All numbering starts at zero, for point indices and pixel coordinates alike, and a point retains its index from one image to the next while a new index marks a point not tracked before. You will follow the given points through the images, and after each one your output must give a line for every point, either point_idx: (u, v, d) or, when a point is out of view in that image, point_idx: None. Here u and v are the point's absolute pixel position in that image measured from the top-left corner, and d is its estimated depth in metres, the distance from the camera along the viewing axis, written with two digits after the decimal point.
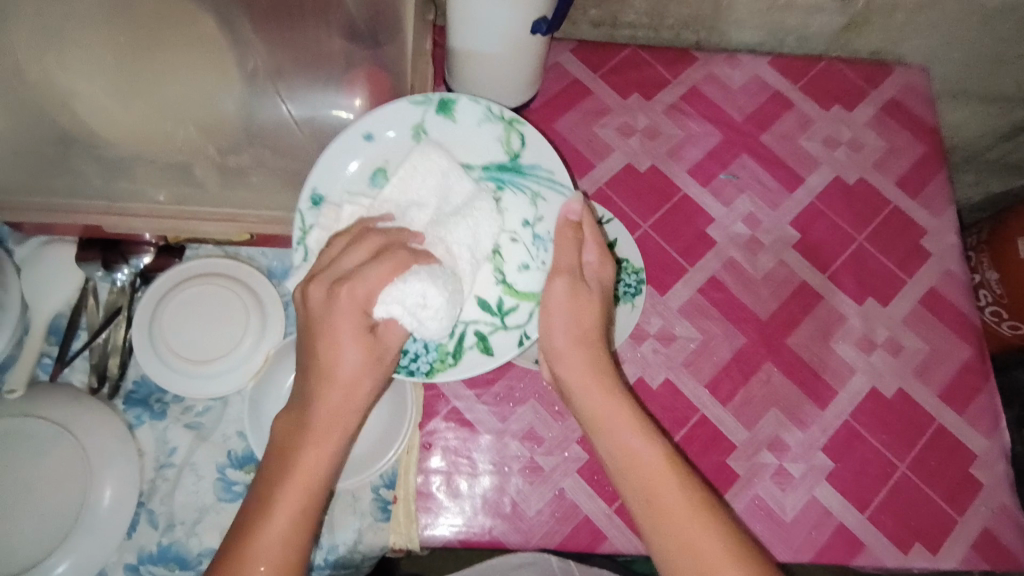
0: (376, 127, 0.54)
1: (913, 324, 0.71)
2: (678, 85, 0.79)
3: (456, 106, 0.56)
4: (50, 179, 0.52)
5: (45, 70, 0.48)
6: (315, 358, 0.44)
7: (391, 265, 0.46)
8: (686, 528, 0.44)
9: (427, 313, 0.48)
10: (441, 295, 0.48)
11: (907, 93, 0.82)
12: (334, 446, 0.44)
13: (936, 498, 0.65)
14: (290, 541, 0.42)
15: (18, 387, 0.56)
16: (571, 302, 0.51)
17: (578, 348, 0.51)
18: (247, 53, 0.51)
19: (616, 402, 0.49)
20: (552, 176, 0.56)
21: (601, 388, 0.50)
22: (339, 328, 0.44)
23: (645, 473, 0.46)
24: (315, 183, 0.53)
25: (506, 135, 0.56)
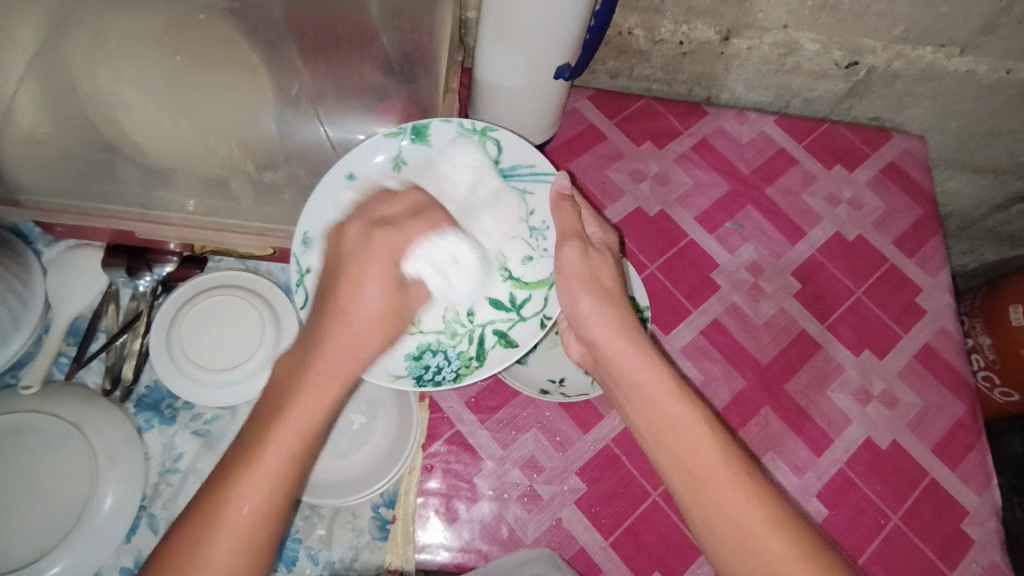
0: (356, 165, 0.56)
1: (908, 379, 0.73)
2: (689, 136, 0.83)
3: (429, 130, 0.58)
4: (91, 183, 0.54)
5: (99, 84, 0.51)
6: (336, 297, 0.47)
7: (425, 223, 0.51)
8: (727, 493, 0.44)
9: (456, 272, 0.54)
10: (471, 254, 0.55)
11: (905, 157, 0.86)
12: (332, 400, 0.43)
13: (928, 551, 0.65)
14: (266, 496, 0.38)
15: (34, 383, 0.56)
16: (588, 265, 0.56)
17: (606, 307, 0.53)
18: (292, 77, 0.56)
19: (649, 364, 0.50)
20: (533, 170, 0.60)
21: (633, 346, 0.51)
22: (366, 273, 0.48)
23: (681, 435, 0.47)
24: (305, 225, 0.54)
25: (481, 146, 0.59)
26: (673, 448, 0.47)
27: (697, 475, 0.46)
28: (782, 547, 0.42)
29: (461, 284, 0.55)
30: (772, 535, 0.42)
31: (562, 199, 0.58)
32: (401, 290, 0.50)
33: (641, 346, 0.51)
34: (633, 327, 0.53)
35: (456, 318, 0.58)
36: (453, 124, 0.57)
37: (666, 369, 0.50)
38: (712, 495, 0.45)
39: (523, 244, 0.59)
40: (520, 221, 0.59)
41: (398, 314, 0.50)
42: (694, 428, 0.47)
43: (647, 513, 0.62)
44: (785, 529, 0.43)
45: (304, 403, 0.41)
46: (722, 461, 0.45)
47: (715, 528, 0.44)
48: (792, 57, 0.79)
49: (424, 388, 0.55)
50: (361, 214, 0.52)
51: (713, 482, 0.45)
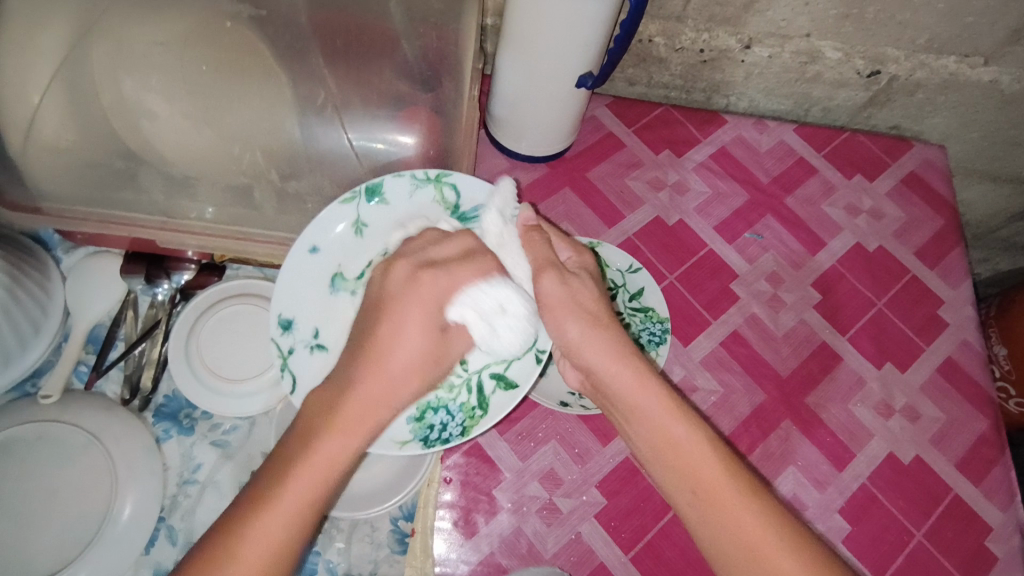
0: (317, 237, 0.53)
1: (929, 392, 0.73)
2: (708, 145, 0.82)
3: (384, 187, 0.55)
4: (111, 193, 0.54)
5: (123, 93, 0.51)
6: (374, 337, 0.46)
7: (476, 269, 0.49)
8: (735, 519, 0.44)
9: (505, 324, 0.49)
10: (521, 306, 0.50)
11: (925, 167, 0.86)
12: (360, 442, 0.42)
13: (951, 568, 0.64)
14: (293, 529, 0.39)
15: (54, 392, 0.56)
16: (569, 294, 0.53)
17: (597, 334, 0.52)
18: (318, 87, 0.55)
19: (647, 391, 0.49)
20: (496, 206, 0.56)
21: (633, 374, 0.50)
22: (410, 318, 0.47)
23: (685, 462, 0.46)
24: (280, 309, 0.52)
25: (438, 194, 0.56)
26: (676, 467, 0.47)
27: (712, 510, 0.45)
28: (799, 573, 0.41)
29: (511, 342, 0.50)
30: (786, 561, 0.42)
31: (531, 229, 0.55)
32: (443, 331, 0.48)
33: (638, 371, 0.50)
34: (629, 351, 0.51)
35: (449, 370, 0.53)
36: (406, 178, 0.54)
37: (664, 391, 0.49)
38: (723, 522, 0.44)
39: None
40: (496, 238, 0.54)
41: (441, 365, 0.48)
42: (700, 456, 0.46)
43: (667, 528, 0.61)
44: (803, 552, 0.42)
45: (320, 455, 0.41)
46: (730, 487, 0.45)
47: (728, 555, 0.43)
48: (814, 66, 0.79)
49: (432, 449, 0.51)
50: (408, 253, 0.50)
51: (725, 510, 0.44)
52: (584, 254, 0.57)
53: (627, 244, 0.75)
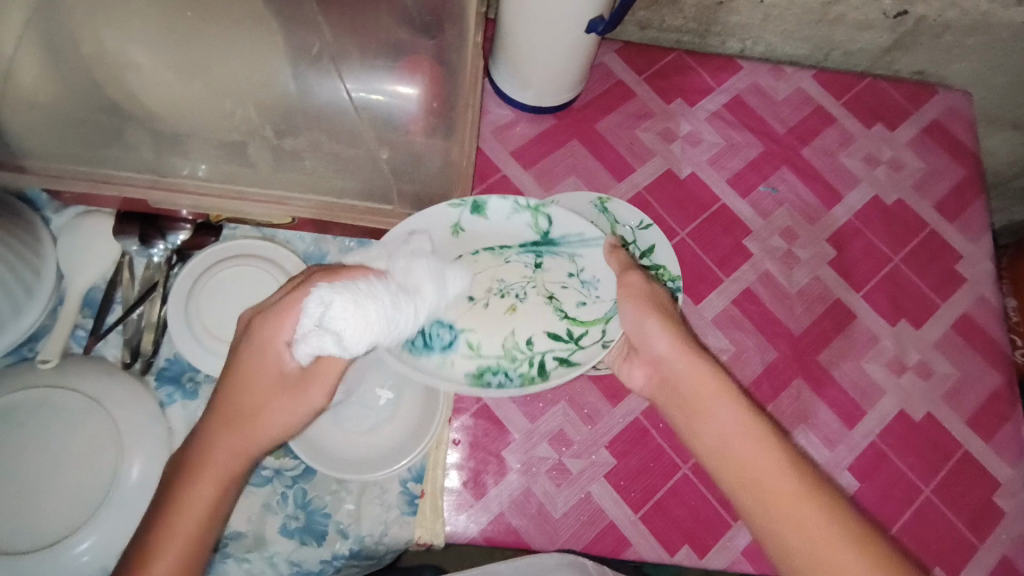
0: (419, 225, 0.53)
1: (943, 348, 0.71)
2: (722, 93, 0.78)
3: (488, 206, 0.56)
4: (99, 150, 0.51)
5: (103, 42, 0.47)
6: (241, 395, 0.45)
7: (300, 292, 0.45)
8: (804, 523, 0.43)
9: (343, 321, 0.43)
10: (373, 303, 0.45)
11: (949, 115, 0.82)
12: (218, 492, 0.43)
13: (959, 523, 0.65)
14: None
15: (52, 357, 0.55)
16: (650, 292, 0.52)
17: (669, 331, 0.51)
18: (312, 33, 0.52)
19: (710, 393, 0.49)
20: (582, 237, 0.56)
21: (700, 374, 0.50)
22: (251, 374, 0.45)
23: (739, 460, 0.46)
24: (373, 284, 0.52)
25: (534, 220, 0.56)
26: (735, 459, 0.46)
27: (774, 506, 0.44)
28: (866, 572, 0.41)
29: (357, 332, 0.44)
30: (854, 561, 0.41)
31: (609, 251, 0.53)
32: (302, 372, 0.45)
33: (694, 358, 0.50)
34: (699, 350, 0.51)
35: (515, 346, 0.53)
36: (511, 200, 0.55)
37: (726, 394, 0.48)
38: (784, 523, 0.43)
39: (576, 294, 0.55)
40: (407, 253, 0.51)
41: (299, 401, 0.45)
42: (756, 454, 0.46)
43: (676, 487, 0.61)
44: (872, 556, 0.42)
45: (201, 490, 0.42)
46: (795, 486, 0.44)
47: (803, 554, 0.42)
48: (836, 7, 0.74)
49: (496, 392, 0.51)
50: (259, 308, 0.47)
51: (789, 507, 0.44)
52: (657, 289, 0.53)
53: (637, 199, 0.73)
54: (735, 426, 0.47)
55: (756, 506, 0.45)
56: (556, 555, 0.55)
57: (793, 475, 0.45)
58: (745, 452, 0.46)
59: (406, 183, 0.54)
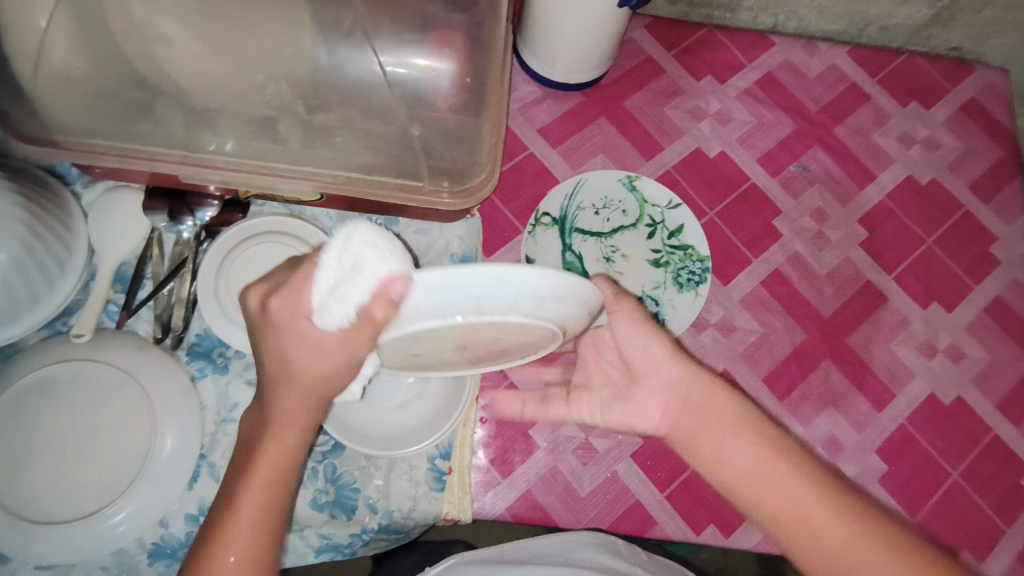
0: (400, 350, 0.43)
1: (975, 332, 0.70)
2: (753, 70, 0.77)
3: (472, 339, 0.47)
4: (129, 126, 0.51)
5: (133, 15, 0.47)
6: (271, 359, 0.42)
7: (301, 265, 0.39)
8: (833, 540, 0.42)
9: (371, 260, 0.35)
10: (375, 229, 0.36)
11: (986, 94, 0.80)
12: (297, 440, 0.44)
13: (986, 506, 0.64)
14: None
15: (86, 331, 0.55)
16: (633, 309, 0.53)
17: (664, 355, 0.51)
18: (344, 8, 0.51)
19: (724, 419, 0.47)
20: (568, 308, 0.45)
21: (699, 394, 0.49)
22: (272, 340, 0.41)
23: (763, 488, 0.44)
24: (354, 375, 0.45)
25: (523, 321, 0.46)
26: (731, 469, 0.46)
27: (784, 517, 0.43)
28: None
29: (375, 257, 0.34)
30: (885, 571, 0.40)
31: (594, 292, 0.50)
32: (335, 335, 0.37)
33: (700, 384, 0.49)
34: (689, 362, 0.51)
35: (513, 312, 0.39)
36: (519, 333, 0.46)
37: (739, 414, 0.47)
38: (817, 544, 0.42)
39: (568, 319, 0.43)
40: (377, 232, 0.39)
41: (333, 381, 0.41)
42: (780, 476, 0.44)
43: None
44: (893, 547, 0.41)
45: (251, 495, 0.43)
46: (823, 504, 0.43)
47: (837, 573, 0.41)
48: None
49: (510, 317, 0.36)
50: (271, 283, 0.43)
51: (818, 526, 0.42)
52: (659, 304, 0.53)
53: (666, 177, 0.71)
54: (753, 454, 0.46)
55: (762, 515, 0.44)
56: (587, 534, 0.55)
57: (820, 494, 0.43)
58: (769, 475, 0.45)
59: (436, 160, 0.53)
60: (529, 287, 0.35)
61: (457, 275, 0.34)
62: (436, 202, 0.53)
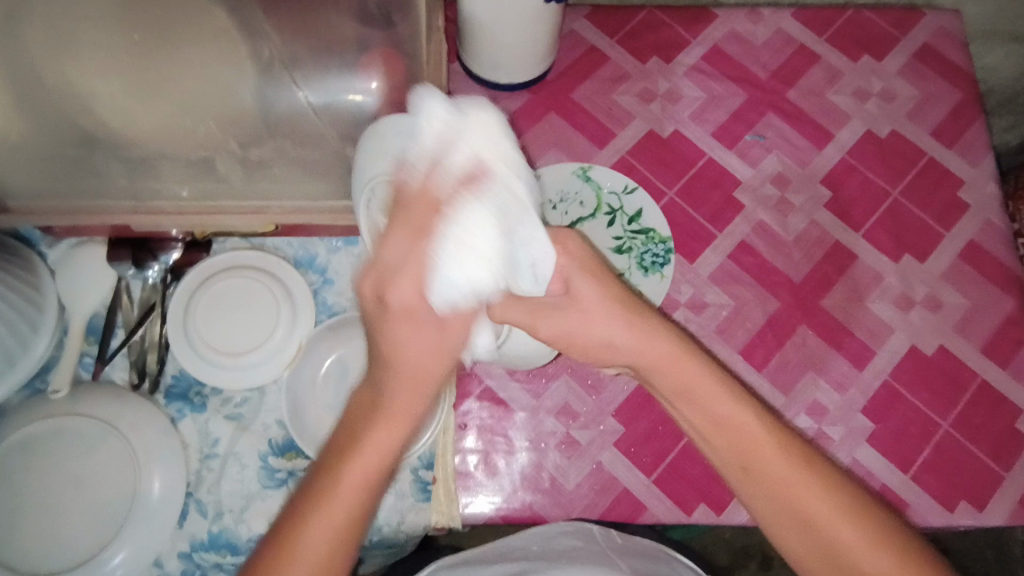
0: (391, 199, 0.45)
1: (953, 279, 0.70)
2: (699, 46, 0.76)
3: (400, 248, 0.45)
4: (76, 181, 0.53)
5: (65, 73, 0.48)
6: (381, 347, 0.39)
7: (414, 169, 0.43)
8: (797, 492, 0.43)
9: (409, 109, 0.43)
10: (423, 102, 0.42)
11: (940, 37, 0.79)
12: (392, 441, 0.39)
13: (980, 454, 0.63)
14: None
15: (62, 387, 0.56)
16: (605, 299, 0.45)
17: (646, 335, 0.45)
18: (260, 41, 0.51)
19: (695, 368, 0.45)
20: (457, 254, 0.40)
21: (690, 368, 0.45)
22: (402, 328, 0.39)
23: (785, 509, 0.44)
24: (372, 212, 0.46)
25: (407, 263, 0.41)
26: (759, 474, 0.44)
27: (812, 535, 0.43)
28: (852, 536, 0.42)
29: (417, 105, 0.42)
30: (837, 516, 0.43)
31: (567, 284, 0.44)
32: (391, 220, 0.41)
33: (645, 324, 0.45)
34: (698, 353, 0.46)
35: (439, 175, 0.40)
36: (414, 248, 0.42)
37: (704, 367, 0.46)
38: (764, 492, 0.44)
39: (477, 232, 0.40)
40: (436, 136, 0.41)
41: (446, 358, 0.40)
42: (751, 431, 0.44)
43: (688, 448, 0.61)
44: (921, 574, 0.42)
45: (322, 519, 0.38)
46: (790, 462, 0.44)
47: (791, 533, 0.44)
48: None
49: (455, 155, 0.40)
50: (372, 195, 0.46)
51: (769, 470, 0.44)
52: (569, 245, 0.45)
53: (622, 164, 0.71)
54: (726, 410, 0.45)
55: (777, 523, 0.44)
56: (562, 524, 0.56)
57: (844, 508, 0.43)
58: (741, 430, 0.45)
59: None
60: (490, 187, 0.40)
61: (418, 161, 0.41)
62: None
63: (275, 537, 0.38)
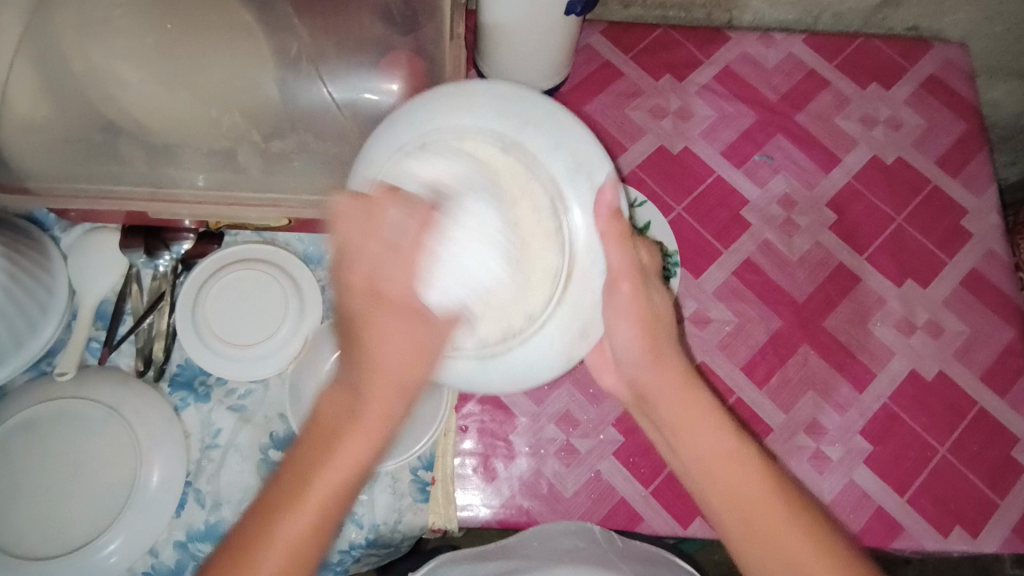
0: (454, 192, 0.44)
1: (953, 306, 0.70)
2: (711, 66, 0.78)
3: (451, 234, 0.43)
4: (94, 166, 0.52)
5: (92, 60, 0.50)
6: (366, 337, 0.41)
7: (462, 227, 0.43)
8: (788, 543, 0.42)
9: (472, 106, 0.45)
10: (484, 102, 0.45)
11: (946, 69, 0.80)
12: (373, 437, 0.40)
13: (977, 481, 0.64)
14: None
15: (69, 369, 0.57)
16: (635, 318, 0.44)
17: (664, 358, 0.46)
18: (288, 37, 0.53)
19: (713, 434, 0.45)
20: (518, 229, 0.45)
21: (690, 398, 0.46)
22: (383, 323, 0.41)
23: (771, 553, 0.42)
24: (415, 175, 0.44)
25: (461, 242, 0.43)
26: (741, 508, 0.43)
27: None
28: None
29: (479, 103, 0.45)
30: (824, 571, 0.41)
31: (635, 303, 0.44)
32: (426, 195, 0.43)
33: (666, 361, 0.46)
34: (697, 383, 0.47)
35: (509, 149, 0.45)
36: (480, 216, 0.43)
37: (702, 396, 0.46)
38: (755, 538, 0.43)
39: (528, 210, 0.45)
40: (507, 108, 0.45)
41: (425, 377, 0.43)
42: (750, 478, 0.44)
43: None
44: None
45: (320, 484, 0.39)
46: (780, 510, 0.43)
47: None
48: None
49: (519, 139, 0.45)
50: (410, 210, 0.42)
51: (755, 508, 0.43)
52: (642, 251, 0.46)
53: (631, 177, 0.73)
54: (719, 441, 0.45)
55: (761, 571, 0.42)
56: (564, 521, 0.59)
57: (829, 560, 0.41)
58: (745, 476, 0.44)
59: None
60: (566, 146, 0.45)
61: (494, 115, 0.45)
62: None
63: (261, 505, 0.39)
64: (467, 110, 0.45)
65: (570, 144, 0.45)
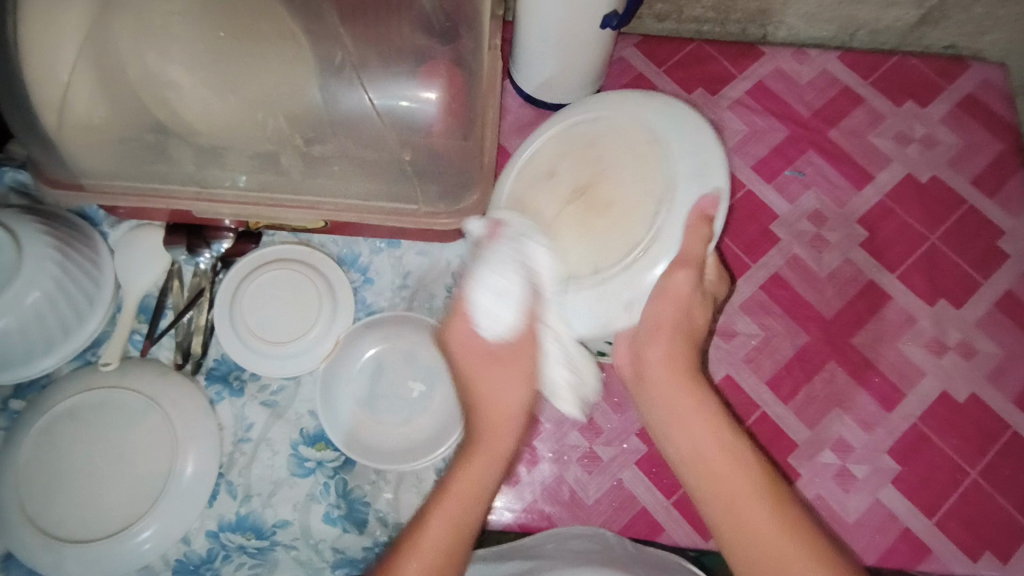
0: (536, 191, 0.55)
1: (987, 327, 0.69)
2: (744, 80, 0.78)
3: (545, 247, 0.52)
4: (146, 166, 0.56)
5: (147, 65, 0.52)
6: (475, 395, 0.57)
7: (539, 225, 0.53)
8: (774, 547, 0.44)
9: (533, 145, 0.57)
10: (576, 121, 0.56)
11: (984, 89, 0.79)
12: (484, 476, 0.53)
13: (1007, 505, 0.63)
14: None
15: (112, 360, 0.58)
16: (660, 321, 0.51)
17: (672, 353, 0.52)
18: (334, 46, 0.55)
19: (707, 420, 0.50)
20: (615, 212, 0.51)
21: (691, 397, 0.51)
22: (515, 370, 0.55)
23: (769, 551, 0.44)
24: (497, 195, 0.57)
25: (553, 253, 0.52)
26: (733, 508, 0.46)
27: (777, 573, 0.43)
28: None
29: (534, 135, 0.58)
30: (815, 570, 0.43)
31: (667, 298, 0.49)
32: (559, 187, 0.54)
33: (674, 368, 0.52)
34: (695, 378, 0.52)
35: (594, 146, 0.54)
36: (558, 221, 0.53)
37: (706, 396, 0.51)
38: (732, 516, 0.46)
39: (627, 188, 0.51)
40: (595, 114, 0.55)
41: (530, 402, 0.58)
42: (734, 473, 0.47)
43: None
44: None
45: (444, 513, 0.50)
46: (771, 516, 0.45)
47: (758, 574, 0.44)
48: None
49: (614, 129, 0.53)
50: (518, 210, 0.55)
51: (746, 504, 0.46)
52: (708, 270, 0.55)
53: None
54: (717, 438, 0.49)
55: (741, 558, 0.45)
56: (580, 526, 0.59)
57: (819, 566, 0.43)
58: (733, 472, 0.48)
59: (428, 180, 0.58)
60: (702, 154, 0.48)
61: (631, 113, 0.52)
62: (432, 223, 0.58)
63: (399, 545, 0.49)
64: (618, 110, 0.53)
65: (706, 154, 0.48)
